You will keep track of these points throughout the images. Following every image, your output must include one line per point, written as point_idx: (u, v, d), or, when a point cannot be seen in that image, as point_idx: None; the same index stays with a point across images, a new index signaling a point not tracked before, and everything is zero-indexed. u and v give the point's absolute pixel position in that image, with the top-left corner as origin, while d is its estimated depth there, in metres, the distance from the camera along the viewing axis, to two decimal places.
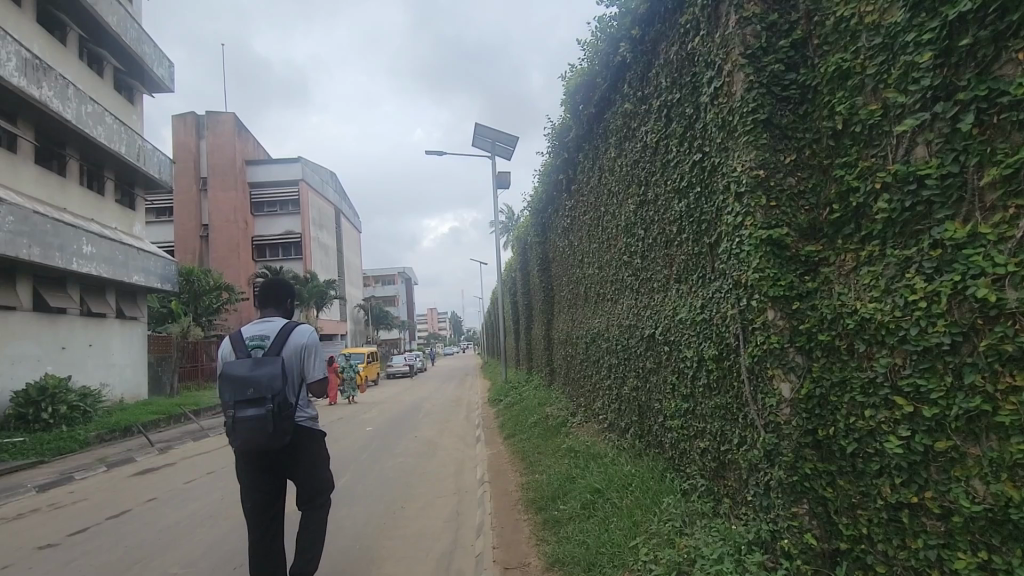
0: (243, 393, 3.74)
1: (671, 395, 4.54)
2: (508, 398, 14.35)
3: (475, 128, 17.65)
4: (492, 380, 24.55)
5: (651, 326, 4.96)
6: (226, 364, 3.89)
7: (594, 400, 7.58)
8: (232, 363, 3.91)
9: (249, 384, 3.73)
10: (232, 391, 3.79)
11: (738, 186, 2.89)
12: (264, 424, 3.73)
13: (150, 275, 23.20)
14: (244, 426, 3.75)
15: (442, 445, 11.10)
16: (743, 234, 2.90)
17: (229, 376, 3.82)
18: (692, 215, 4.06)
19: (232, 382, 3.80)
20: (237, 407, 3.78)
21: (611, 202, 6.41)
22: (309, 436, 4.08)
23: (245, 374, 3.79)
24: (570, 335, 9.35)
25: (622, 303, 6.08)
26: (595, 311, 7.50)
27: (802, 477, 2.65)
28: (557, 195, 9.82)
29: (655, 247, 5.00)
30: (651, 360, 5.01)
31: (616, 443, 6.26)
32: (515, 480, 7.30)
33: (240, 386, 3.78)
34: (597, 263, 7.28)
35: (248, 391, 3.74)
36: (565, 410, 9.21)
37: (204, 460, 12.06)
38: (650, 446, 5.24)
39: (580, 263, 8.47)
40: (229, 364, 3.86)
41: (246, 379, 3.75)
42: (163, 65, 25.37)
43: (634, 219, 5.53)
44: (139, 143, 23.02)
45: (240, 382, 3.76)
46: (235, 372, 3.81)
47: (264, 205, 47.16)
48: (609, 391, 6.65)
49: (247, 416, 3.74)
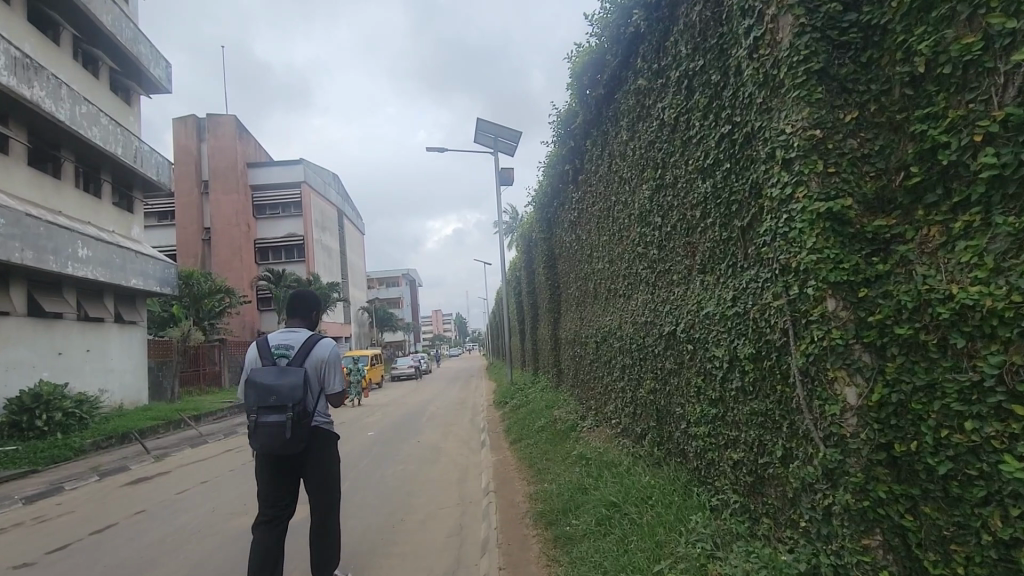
0: (265, 398, 3.66)
1: (697, 400, 4.07)
2: (514, 400, 13.90)
3: (476, 123, 17.23)
4: (497, 381, 24.09)
5: (670, 323, 4.50)
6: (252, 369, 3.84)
7: (606, 404, 7.11)
8: (256, 369, 3.85)
9: (272, 390, 3.65)
10: (254, 396, 3.71)
11: (788, 151, 2.41)
12: (283, 432, 3.65)
13: (149, 278, 22.86)
14: (262, 432, 3.65)
15: (445, 450, 10.65)
16: (793, 209, 2.41)
17: (254, 382, 3.76)
18: (720, 198, 3.63)
19: (255, 388, 3.73)
20: (258, 414, 3.70)
21: (622, 190, 5.96)
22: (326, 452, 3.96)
23: (270, 381, 3.73)
24: (578, 335, 8.89)
25: (636, 299, 5.62)
26: (605, 308, 7.05)
27: (873, 503, 2.16)
28: (563, 186, 9.34)
29: (674, 235, 4.54)
30: (671, 361, 4.56)
31: (631, 451, 5.79)
32: (522, 489, 6.83)
33: (263, 391, 3.70)
34: (607, 258, 6.84)
35: (270, 397, 3.67)
36: (574, 413, 8.72)
37: (200, 468, 11.65)
38: (671, 456, 4.75)
39: (589, 259, 8.01)
40: (254, 370, 3.80)
41: (269, 385, 3.68)
42: (159, 66, 25.08)
43: (649, 206, 5.07)
44: (135, 144, 22.71)
45: (262, 387, 3.69)
46: (258, 377, 3.75)
47: (266, 207, 46.87)
48: (623, 394, 6.19)
49: (268, 423, 3.66)
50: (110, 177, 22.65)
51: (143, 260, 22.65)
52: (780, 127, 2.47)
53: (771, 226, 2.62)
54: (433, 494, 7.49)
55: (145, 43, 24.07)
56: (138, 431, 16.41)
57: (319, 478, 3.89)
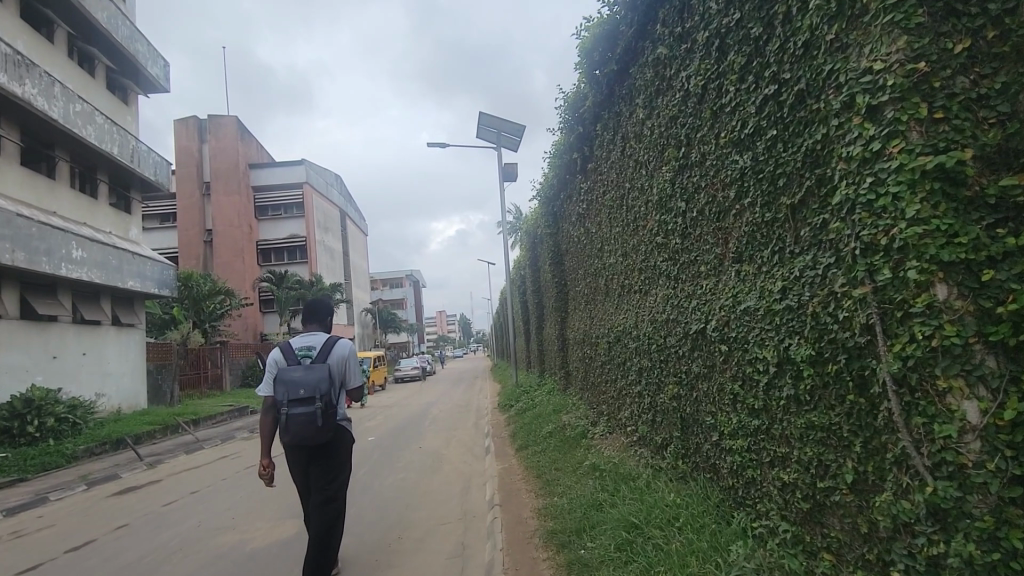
0: (295, 393, 4.24)
1: (732, 409, 3.53)
2: (519, 403, 13.38)
3: (479, 117, 16.74)
4: (502, 383, 23.53)
5: (697, 320, 3.99)
6: (280, 369, 4.37)
7: (620, 410, 6.58)
8: (284, 368, 4.42)
9: (302, 386, 4.25)
10: (285, 391, 4.28)
11: (881, 92, 1.91)
12: (312, 421, 4.23)
13: (146, 280, 22.42)
14: (294, 423, 4.24)
15: (448, 456, 10.16)
16: (885, 166, 1.90)
17: (283, 379, 4.31)
18: (761, 172, 3.12)
19: (286, 384, 4.30)
20: (289, 406, 4.27)
21: (637, 176, 5.46)
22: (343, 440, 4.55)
23: (298, 377, 4.29)
24: (588, 335, 8.37)
25: (654, 294, 5.12)
26: (617, 306, 6.57)
27: (1009, 557, 1.66)
28: (571, 177, 8.78)
29: (701, 221, 4.03)
30: (697, 363, 4.05)
31: (651, 462, 5.26)
32: (529, 503, 6.29)
33: (293, 387, 4.28)
34: (620, 252, 6.34)
35: (300, 392, 4.26)
36: (585, 419, 8.19)
37: (192, 476, 11.16)
38: (698, 472, 4.21)
39: (599, 253, 7.49)
40: (283, 368, 4.36)
41: (299, 381, 4.27)
42: (157, 64, 24.70)
43: (669, 190, 4.56)
44: (132, 144, 22.31)
45: (292, 383, 4.27)
46: (287, 375, 4.31)
47: (268, 208, 46.48)
48: (640, 400, 5.67)
49: (298, 414, 4.23)
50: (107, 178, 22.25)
51: (141, 261, 22.24)
52: (865, 65, 2.00)
53: (846, 194, 2.09)
54: (432, 508, 6.97)
55: (142, 42, 23.69)
56: (133, 437, 15.98)
57: (341, 461, 4.51)
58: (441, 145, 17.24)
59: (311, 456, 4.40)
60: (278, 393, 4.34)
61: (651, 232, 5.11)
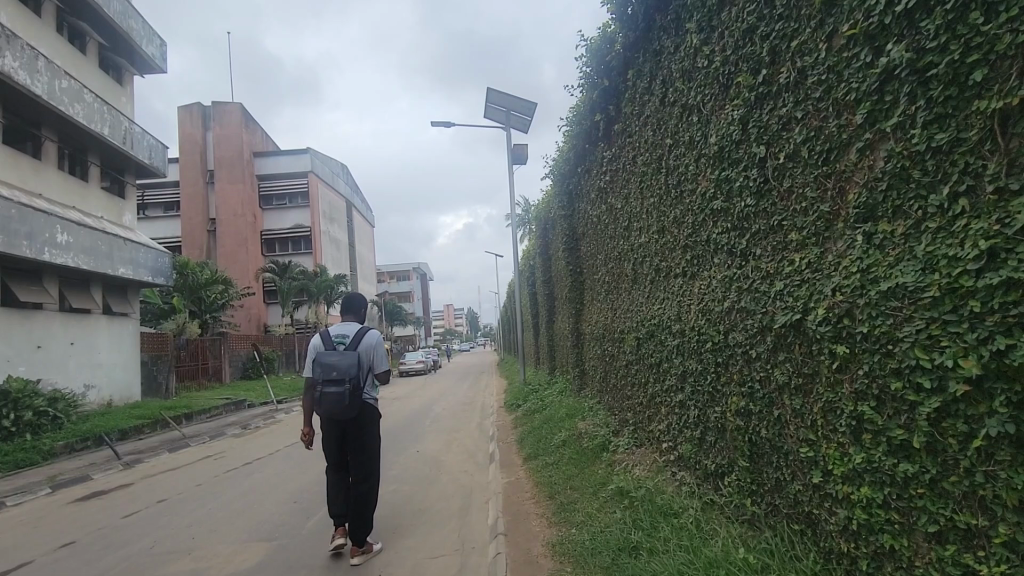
0: (328, 374, 4.92)
1: (850, 442, 2.39)
2: (527, 404, 12.24)
3: (487, 94, 15.50)
4: (509, 380, 22.31)
5: (784, 311, 2.85)
6: (319, 352, 5.14)
7: (651, 420, 5.43)
8: (321, 352, 5.13)
9: (334, 368, 4.92)
10: (321, 372, 4.99)
11: None
12: (342, 399, 4.90)
13: (139, 269, 21.40)
14: (326, 400, 4.92)
15: (448, 463, 9.09)
16: None
17: (322, 362, 5.05)
18: (935, 61, 1.94)
19: (321, 366, 5.01)
20: (324, 385, 4.97)
21: (683, 128, 4.33)
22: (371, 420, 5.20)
23: (333, 361, 5.02)
24: (609, 329, 7.24)
25: (705, 277, 4.01)
26: (648, 294, 5.50)
27: None
28: (591, 146, 7.59)
29: (791, 170, 2.87)
30: (780, 369, 2.92)
31: (699, 494, 4.10)
32: (541, 534, 5.11)
33: (327, 368, 4.98)
34: (655, 227, 5.23)
35: (333, 373, 4.95)
36: (604, 426, 7.00)
37: (167, 480, 10.12)
38: (779, 519, 3.06)
39: (625, 232, 6.35)
40: (320, 353, 5.10)
41: (332, 364, 4.95)
42: (152, 43, 23.70)
43: (735, 135, 3.41)
44: (124, 124, 21.26)
45: (326, 366, 4.97)
46: (324, 359, 5.05)
47: (273, 198, 45.48)
48: (681, 410, 4.56)
49: (330, 392, 4.91)
50: (98, 161, 21.20)
51: (135, 248, 21.26)
52: None
53: None
54: (423, 533, 5.85)
55: (136, 19, 22.60)
56: (118, 432, 15.02)
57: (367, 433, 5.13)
58: (446, 124, 15.96)
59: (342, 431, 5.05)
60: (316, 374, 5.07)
61: (703, 200, 4.01)
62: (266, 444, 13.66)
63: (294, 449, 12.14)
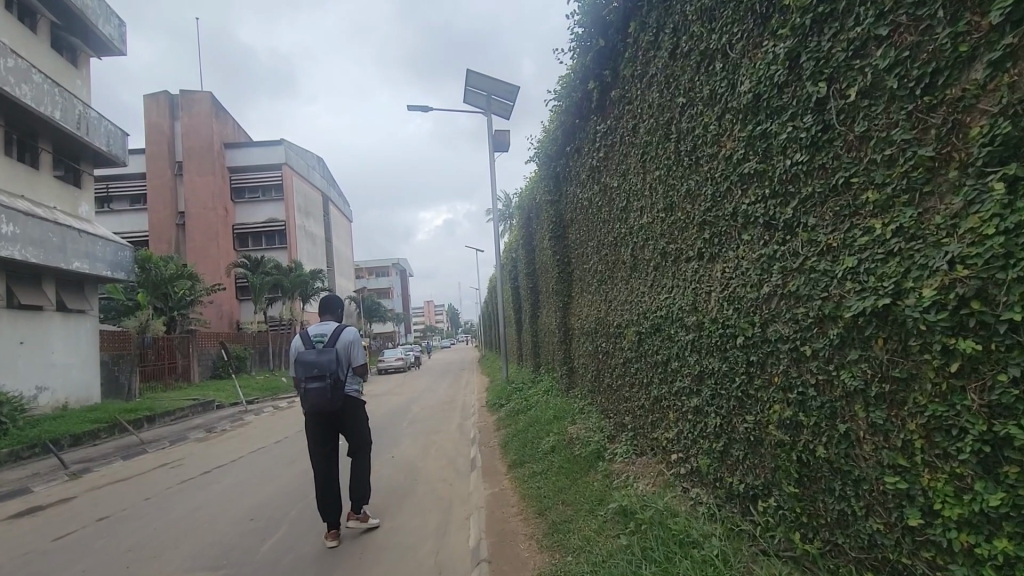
0: (309, 371, 5.23)
1: (976, 476, 1.73)
2: (510, 404, 11.54)
3: (468, 76, 14.64)
4: (492, 377, 21.55)
5: (854, 295, 2.19)
6: (299, 352, 5.43)
7: (656, 426, 4.74)
8: (302, 352, 5.44)
9: (314, 365, 5.23)
10: (303, 369, 5.29)
11: None
12: (324, 392, 5.19)
13: (96, 263, 20.04)
14: (310, 394, 5.22)
15: (426, 470, 8.34)
16: None
17: (302, 360, 5.35)
18: None
19: (303, 364, 5.31)
20: (307, 381, 5.27)
21: (700, 82, 3.67)
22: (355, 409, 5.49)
23: (313, 358, 5.31)
24: (602, 323, 6.57)
25: (731, 258, 3.34)
26: (650, 283, 4.83)
27: None
28: (583, 120, 6.90)
29: (867, 109, 2.21)
30: (851, 371, 2.24)
31: (722, 520, 3.41)
32: (531, 562, 4.38)
33: (308, 366, 5.29)
34: (660, 204, 4.55)
35: (314, 369, 5.25)
36: (598, 431, 6.31)
37: (115, 492, 9.14)
38: (845, 562, 2.39)
39: (622, 214, 5.67)
40: (301, 352, 5.40)
41: (312, 362, 5.24)
42: (110, 23, 22.28)
43: (779, 78, 2.75)
44: (79, 109, 19.87)
45: (307, 364, 5.27)
46: (304, 357, 5.34)
47: (245, 190, 43.90)
48: (696, 418, 3.88)
49: (313, 387, 5.21)
50: (50, 147, 19.78)
51: (91, 241, 19.91)
52: None
53: None
54: (397, 554, 5.10)
55: None
56: (70, 438, 13.87)
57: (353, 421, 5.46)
58: (424, 108, 15.06)
59: (328, 423, 5.36)
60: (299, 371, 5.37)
61: (729, 165, 3.35)
62: (230, 448, 12.68)
63: (260, 455, 11.21)
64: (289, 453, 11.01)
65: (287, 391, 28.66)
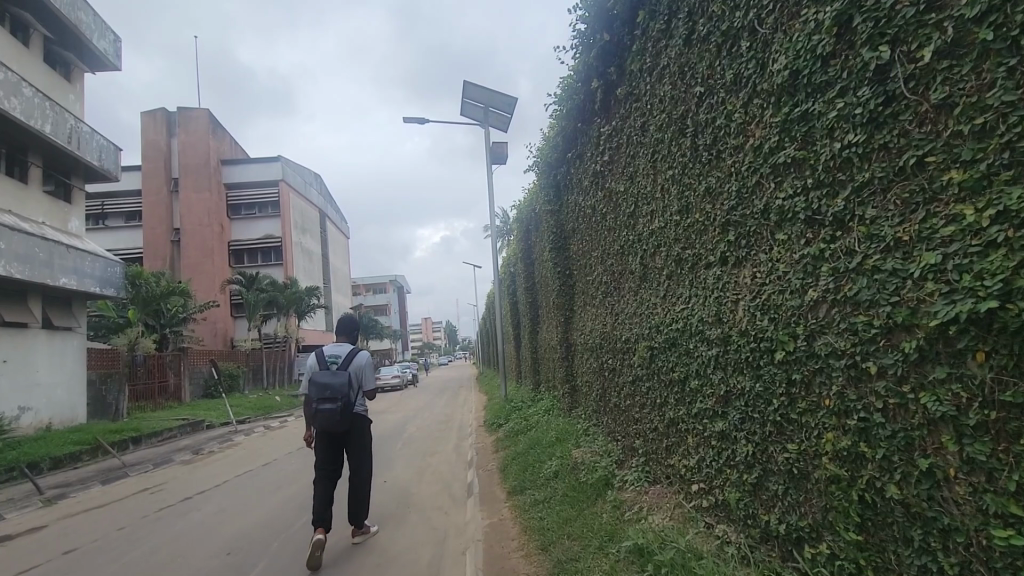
0: (322, 392, 5.28)
1: None
2: (509, 424, 11.02)
3: (465, 87, 14.34)
4: (490, 395, 20.95)
5: (941, 298, 1.80)
6: (313, 372, 5.48)
7: (673, 452, 4.29)
8: (315, 371, 5.48)
9: (327, 386, 5.29)
10: (316, 390, 5.34)
11: None
12: (335, 415, 5.24)
13: (84, 278, 19.55)
14: (321, 416, 5.26)
15: (420, 496, 7.80)
16: None
17: (316, 380, 5.40)
18: None
19: (316, 385, 5.36)
20: (318, 402, 5.32)
21: (722, 66, 3.29)
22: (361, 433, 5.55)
23: (327, 379, 5.36)
24: (608, 337, 6.12)
25: (763, 261, 2.92)
26: (663, 292, 4.40)
27: None
28: (585, 123, 6.54)
29: (949, 70, 1.85)
30: (936, 393, 1.84)
31: (757, 564, 2.94)
32: None
33: (322, 387, 5.34)
34: (674, 206, 4.14)
35: (326, 391, 5.30)
36: (605, 455, 5.84)
37: (88, 522, 8.54)
38: None
39: (630, 220, 5.26)
40: (315, 372, 5.44)
41: (325, 384, 5.29)
42: (105, 38, 22.10)
43: (825, 46, 2.36)
44: (70, 122, 19.55)
45: (320, 385, 5.32)
46: (318, 377, 5.39)
47: (241, 207, 43.59)
48: (722, 445, 3.43)
49: (324, 409, 5.25)
50: (40, 161, 19.41)
51: (79, 256, 19.44)
52: None
53: None
54: None
55: (88, 12, 20.99)
56: (49, 461, 13.23)
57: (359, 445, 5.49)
58: (420, 121, 14.73)
59: (335, 445, 5.41)
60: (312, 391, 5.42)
61: (759, 155, 2.95)
62: (215, 472, 12.06)
63: (245, 479, 10.61)
64: (276, 477, 10.43)
65: (280, 410, 27.95)
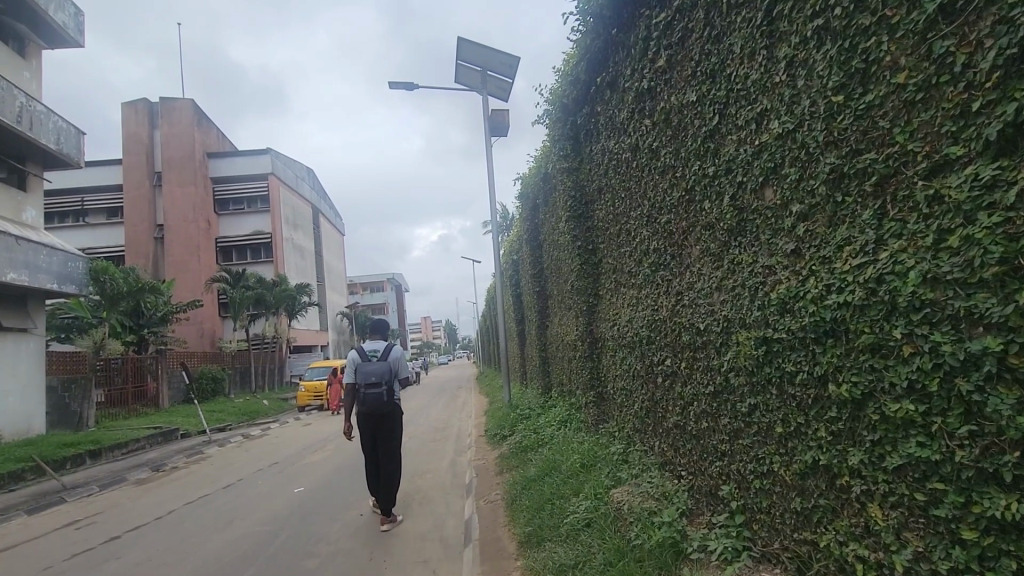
0: (369, 379, 6.42)
1: None
2: (516, 436, 9.21)
3: (458, 45, 12.38)
4: (492, 397, 19.04)
5: None
6: (358, 364, 6.58)
7: (817, 524, 2.44)
8: (360, 364, 6.59)
9: (373, 373, 6.44)
10: (363, 378, 6.46)
11: None
12: (380, 398, 6.37)
13: (38, 274, 17.61)
14: (369, 399, 6.38)
15: (399, 540, 5.95)
16: None
17: (362, 370, 6.53)
18: None
19: (363, 373, 6.48)
20: (366, 388, 6.43)
21: None
22: (397, 416, 6.65)
23: (370, 368, 6.51)
24: (659, 326, 4.30)
25: None
26: (790, 246, 2.57)
27: None
28: (622, 29, 4.74)
29: None
30: None
31: None
32: None
33: (367, 375, 6.47)
34: (824, 84, 2.30)
35: (372, 378, 6.44)
36: (660, 500, 3.97)
37: None
38: None
39: (708, 143, 3.38)
40: (361, 363, 6.56)
41: (372, 371, 6.45)
42: (63, 11, 20.14)
43: None
44: (20, 100, 17.55)
45: (366, 373, 6.47)
46: (364, 367, 6.51)
47: (229, 202, 41.63)
48: (1010, 550, 1.62)
49: (372, 393, 6.40)
50: None
51: (33, 249, 17.48)
52: None
53: None
54: None
55: None
56: None
57: (395, 425, 6.58)
58: (409, 86, 12.70)
59: (376, 425, 6.49)
60: (358, 380, 6.53)
61: None
62: (168, 497, 10.20)
63: (194, 510, 8.74)
64: (232, 509, 8.55)
65: (265, 415, 25.94)
